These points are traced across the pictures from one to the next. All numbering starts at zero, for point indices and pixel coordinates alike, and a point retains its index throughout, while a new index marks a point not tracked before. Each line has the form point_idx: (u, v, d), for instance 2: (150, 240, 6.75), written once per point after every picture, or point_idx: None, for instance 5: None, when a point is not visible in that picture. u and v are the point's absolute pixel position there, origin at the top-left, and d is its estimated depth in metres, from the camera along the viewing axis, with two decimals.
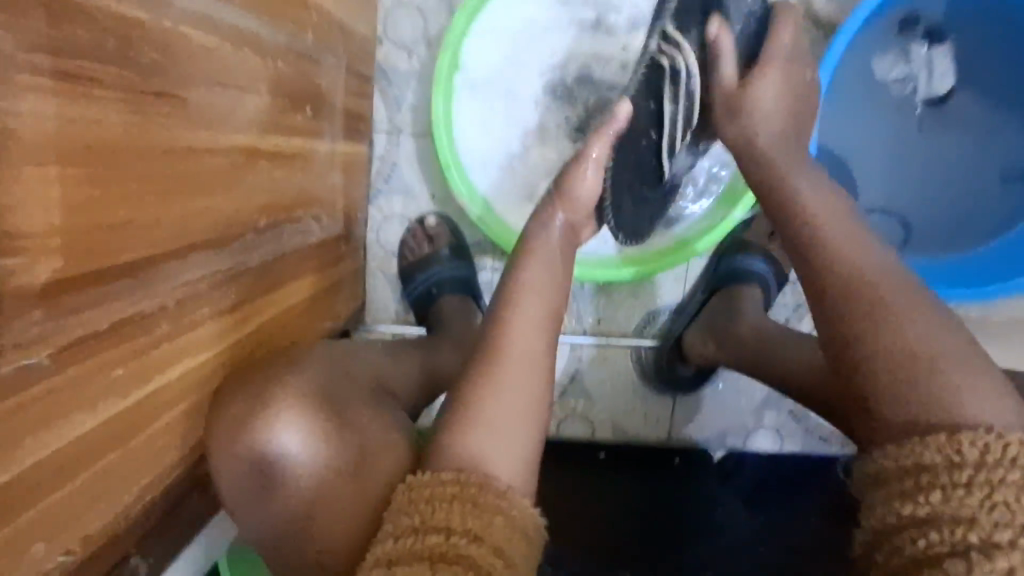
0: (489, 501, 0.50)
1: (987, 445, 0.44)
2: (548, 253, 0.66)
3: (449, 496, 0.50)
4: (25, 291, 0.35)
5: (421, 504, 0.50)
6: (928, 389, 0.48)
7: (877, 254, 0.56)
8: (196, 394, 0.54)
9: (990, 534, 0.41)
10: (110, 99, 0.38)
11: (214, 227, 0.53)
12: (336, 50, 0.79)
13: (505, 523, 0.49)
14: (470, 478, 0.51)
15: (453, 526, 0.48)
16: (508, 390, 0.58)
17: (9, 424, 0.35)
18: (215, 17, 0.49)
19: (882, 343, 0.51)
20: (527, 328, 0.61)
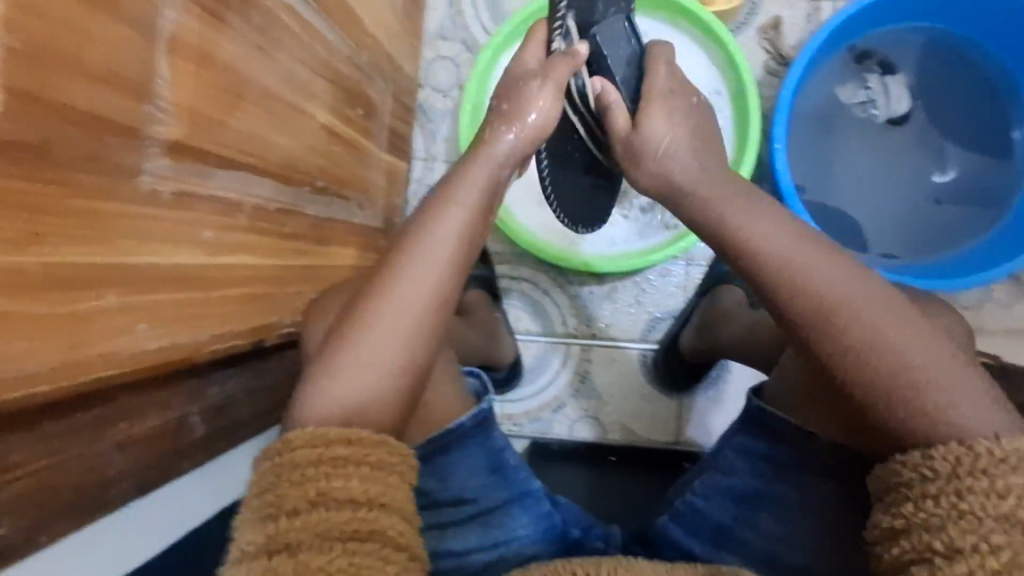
0: (382, 460, 0.52)
1: (958, 459, 0.47)
2: (454, 203, 0.67)
3: (343, 457, 0.51)
4: (165, 141, 0.50)
5: (308, 469, 0.50)
6: (902, 396, 0.52)
7: (809, 252, 0.59)
8: (259, 291, 0.68)
9: (955, 539, 0.45)
10: (228, 34, 0.56)
11: (283, 164, 0.70)
12: (385, 76, 0.99)
13: (402, 479, 0.53)
14: (361, 438, 0.53)
15: (354, 494, 0.49)
16: (416, 339, 0.62)
17: (144, 229, 0.49)
18: (299, 12, 0.68)
19: (847, 357, 0.54)
20: (416, 281, 0.63)
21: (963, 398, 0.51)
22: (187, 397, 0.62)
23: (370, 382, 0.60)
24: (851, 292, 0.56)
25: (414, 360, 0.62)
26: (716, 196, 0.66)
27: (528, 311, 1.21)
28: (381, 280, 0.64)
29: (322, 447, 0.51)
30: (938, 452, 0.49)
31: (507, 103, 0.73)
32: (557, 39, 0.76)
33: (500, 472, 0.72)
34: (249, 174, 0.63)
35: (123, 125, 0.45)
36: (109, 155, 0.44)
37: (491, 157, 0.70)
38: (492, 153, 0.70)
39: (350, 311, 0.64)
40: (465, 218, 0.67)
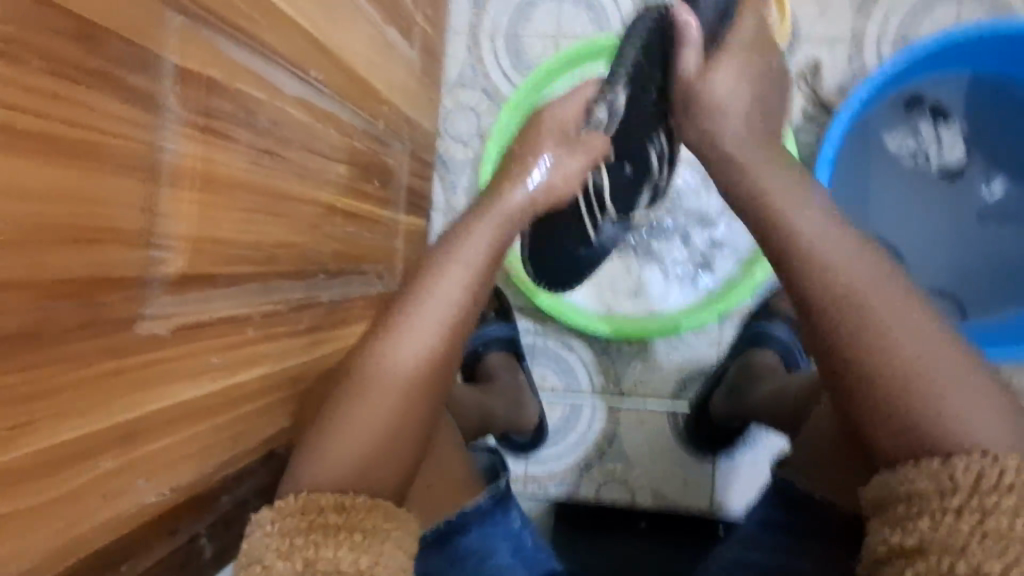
0: (377, 526, 0.51)
1: (979, 472, 0.42)
2: (458, 260, 0.65)
3: (334, 525, 0.49)
4: (166, 277, 0.47)
5: (298, 537, 0.48)
6: (913, 411, 0.48)
7: (861, 272, 0.53)
8: (270, 397, 0.64)
9: (980, 563, 0.39)
10: (232, 148, 0.53)
11: (296, 260, 0.66)
12: (403, 138, 0.95)
13: (396, 548, 0.50)
14: (354, 503, 0.52)
15: (342, 565, 0.47)
16: (413, 402, 0.60)
17: (143, 373, 0.46)
18: (310, 100, 0.65)
19: (866, 375, 0.50)
20: (421, 347, 0.61)
21: (980, 416, 0.46)
22: (200, 514, 0.57)
23: (365, 444, 0.57)
24: (894, 320, 0.51)
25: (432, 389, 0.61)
26: (764, 218, 0.59)
27: (554, 369, 1.16)
28: (384, 337, 0.61)
29: (313, 515, 0.50)
30: (956, 467, 0.43)
31: (529, 159, 0.73)
32: (600, 107, 0.75)
33: (522, 553, 0.69)
34: (258, 282, 0.60)
35: (117, 275, 0.43)
36: (104, 313, 0.42)
37: (498, 210, 0.69)
38: (500, 207, 0.69)
39: (348, 368, 0.62)
40: (467, 276, 0.64)
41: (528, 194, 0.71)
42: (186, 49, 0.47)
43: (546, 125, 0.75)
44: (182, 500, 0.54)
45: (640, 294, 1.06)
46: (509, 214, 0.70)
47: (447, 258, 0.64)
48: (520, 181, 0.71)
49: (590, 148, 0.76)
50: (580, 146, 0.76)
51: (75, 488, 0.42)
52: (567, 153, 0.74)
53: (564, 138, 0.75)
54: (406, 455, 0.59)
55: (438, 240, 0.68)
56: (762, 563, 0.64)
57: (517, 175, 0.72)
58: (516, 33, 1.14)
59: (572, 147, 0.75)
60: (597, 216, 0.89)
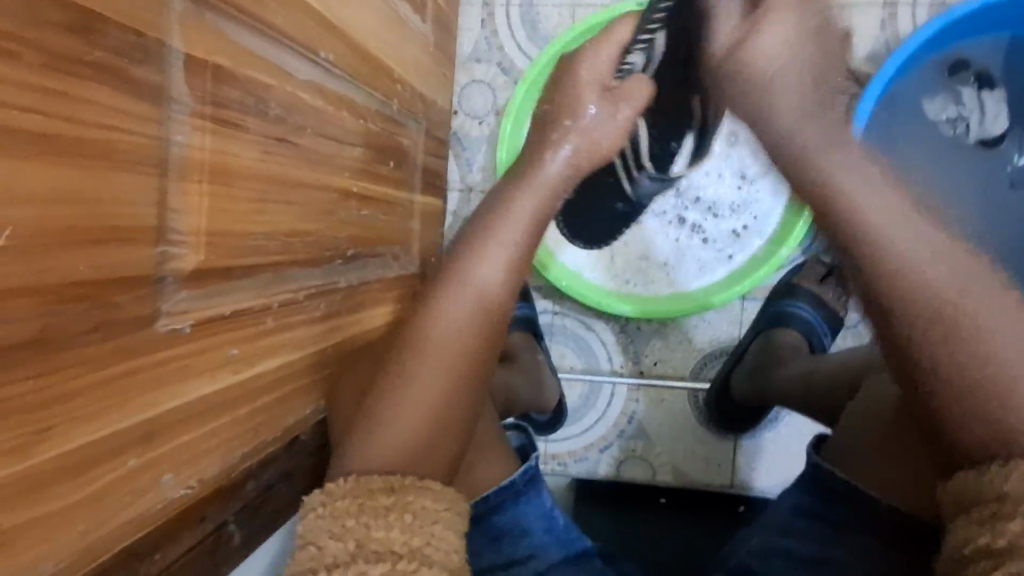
0: (427, 509, 0.48)
1: None
2: (499, 240, 0.62)
3: (383, 507, 0.47)
4: (182, 271, 0.47)
5: (349, 520, 0.47)
6: (976, 394, 0.46)
7: (937, 242, 0.51)
8: (289, 385, 0.64)
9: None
10: (243, 139, 0.52)
11: (312, 247, 0.65)
12: (418, 116, 0.93)
13: (448, 529, 0.48)
14: (403, 484, 0.50)
15: (394, 546, 0.45)
16: (456, 386, 0.57)
17: (165, 368, 0.46)
18: (321, 84, 0.63)
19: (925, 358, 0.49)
20: (465, 311, 0.59)
21: None
22: (225, 501, 0.57)
23: (411, 426, 0.55)
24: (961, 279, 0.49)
25: (475, 374, 0.58)
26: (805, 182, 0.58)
27: (573, 348, 1.15)
28: (422, 318, 0.60)
29: (364, 497, 0.48)
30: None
31: (568, 122, 0.69)
32: (635, 55, 0.83)
33: (555, 532, 0.67)
34: (273, 271, 0.59)
35: (131, 275, 0.42)
36: (121, 312, 0.42)
37: (540, 182, 0.66)
38: (539, 179, 0.66)
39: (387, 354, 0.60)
40: (507, 255, 0.62)
41: (568, 161, 0.68)
42: (191, 37, 0.45)
43: (582, 81, 0.70)
44: (210, 489, 0.54)
45: (663, 269, 1.03)
46: (553, 186, 0.67)
47: (486, 238, 0.62)
48: (558, 150, 0.68)
49: (631, 97, 0.71)
50: (621, 97, 0.71)
51: (101, 486, 0.42)
52: (610, 112, 0.70)
53: (604, 93, 0.71)
54: (451, 439, 0.56)
55: (476, 215, 0.65)
56: (801, 552, 0.62)
57: (554, 142, 0.68)
58: (530, 4, 1.10)
59: (614, 105, 0.70)
60: (631, 167, 0.98)
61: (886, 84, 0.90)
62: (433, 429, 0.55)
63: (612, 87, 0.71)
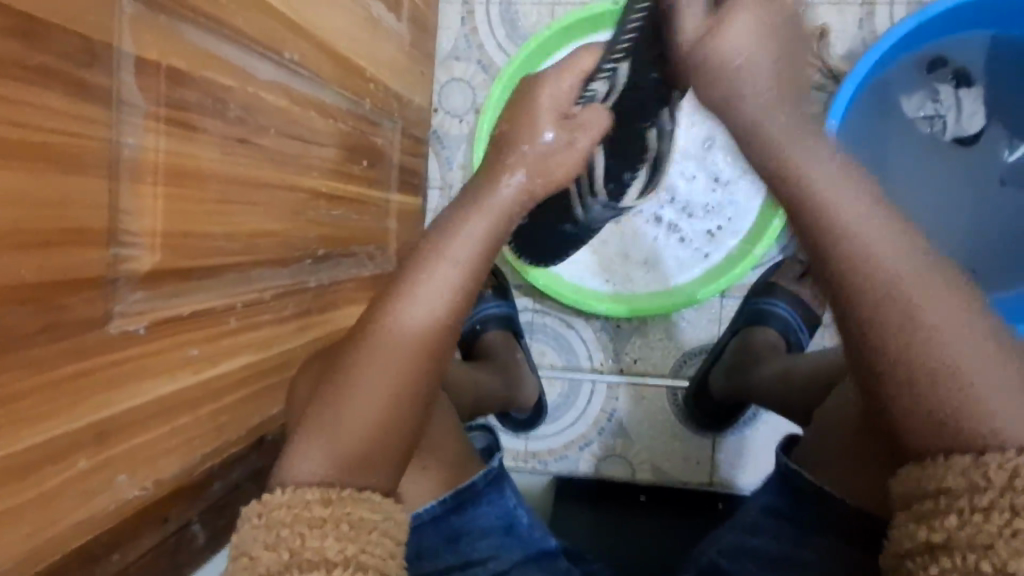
0: (364, 518, 0.50)
1: (1016, 470, 0.39)
2: (447, 255, 0.60)
3: (319, 518, 0.49)
4: (136, 273, 0.47)
5: (283, 530, 0.48)
6: (921, 387, 0.44)
7: (875, 232, 0.49)
8: (256, 384, 0.65)
9: (1008, 561, 0.38)
10: (203, 140, 0.52)
11: (278, 247, 0.66)
12: (393, 115, 0.93)
13: (385, 536, 0.50)
14: (340, 495, 0.51)
15: (328, 554, 0.47)
16: (408, 400, 0.57)
17: (120, 369, 0.46)
18: (286, 84, 0.63)
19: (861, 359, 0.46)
20: (420, 327, 0.58)
21: (1008, 401, 0.43)
22: (189, 502, 0.57)
23: (360, 437, 0.55)
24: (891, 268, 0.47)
25: (423, 388, 0.58)
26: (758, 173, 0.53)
27: (553, 346, 1.16)
28: (372, 325, 0.58)
29: (299, 508, 0.50)
30: (990, 464, 0.40)
31: (524, 146, 0.66)
32: (598, 82, 0.70)
33: (516, 533, 0.67)
34: (235, 272, 0.59)
35: (80, 277, 0.42)
36: (68, 314, 0.42)
37: (493, 204, 0.64)
38: (493, 200, 0.64)
39: (339, 357, 0.59)
40: (457, 266, 0.60)
41: (523, 185, 0.65)
42: (143, 39, 0.45)
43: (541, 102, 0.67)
44: (170, 490, 0.55)
45: (638, 268, 1.03)
46: (507, 206, 0.65)
47: (438, 255, 0.60)
48: (512, 173, 0.65)
49: (590, 126, 0.68)
50: (581, 126, 0.68)
51: (50, 488, 0.42)
52: (565, 141, 0.67)
53: (563, 120, 0.68)
54: (400, 444, 0.56)
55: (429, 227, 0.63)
56: (763, 548, 0.63)
57: (510, 165, 0.66)
58: (510, 2, 1.10)
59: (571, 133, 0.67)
60: (586, 195, 0.87)
61: (861, 81, 0.90)
62: (382, 435, 0.55)
63: (571, 114, 0.68)
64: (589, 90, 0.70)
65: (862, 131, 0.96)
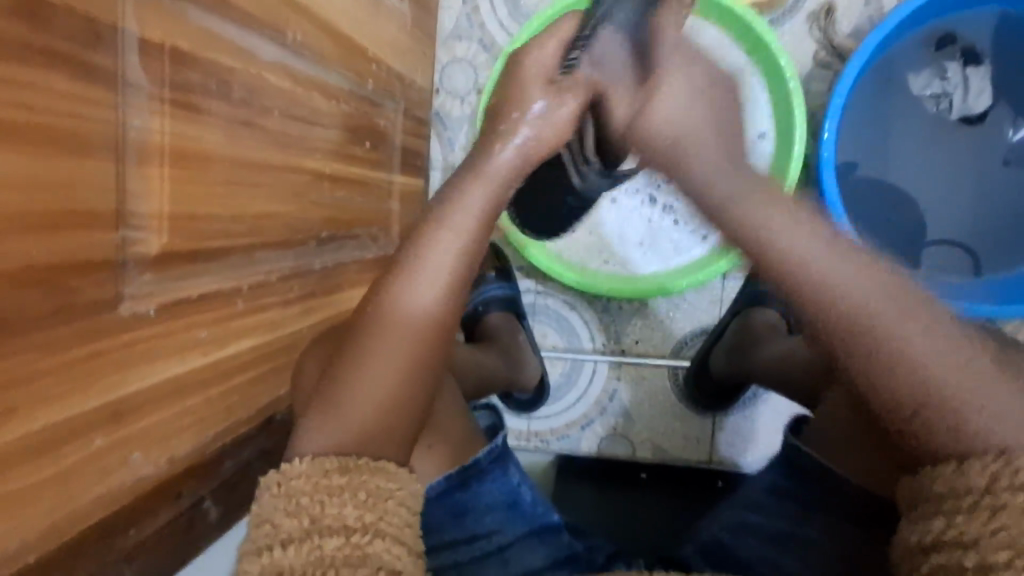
0: (380, 487, 0.51)
1: (996, 474, 0.40)
2: (447, 227, 0.61)
3: (337, 485, 0.50)
4: (144, 255, 0.47)
5: (302, 498, 0.49)
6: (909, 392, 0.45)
7: (859, 240, 0.49)
8: (262, 366, 0.65)
9: (989, 556, 0.38)
10: (207, 122, 0.52)
11: (283, 229, 0.66)
12: (394, 96, 0.93)
13: (401, 505, 0.51)
14: (357, 464, 0.51)
15: (347, 521, 0.48)
16: (411, 374, 0.58)
17: (131, 350, 0.47)
18: (289, 65, 0.63)
19: (851, 341, 0.47)
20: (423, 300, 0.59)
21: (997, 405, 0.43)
22: (201, 480, 0.59)
23: (365, 412, 0.55)
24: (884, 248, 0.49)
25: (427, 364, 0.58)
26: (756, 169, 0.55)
27: (555, 326, 1.17)
28: (378, 301, 0.59)
29: (318, 477, 0.50)
30: (973, 466, 0.41)
31: (515, 114, 0.66)
32: (578, 51, 0.67)
33: (519, 508, 0.69)
34: (241, 253, 0.59)
35: (90, 258, 0.43)
36: (80, 297, 0.42)
37: (491, 176, 0.64)
38: (490, 172, 0.64)
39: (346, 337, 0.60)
40: (459, 244, 0.61)
41: (522, 152, 0.65)
42: (147, 19, 0.45)
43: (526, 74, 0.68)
44: (181, 471, 0.55)
45: (639, 249, 1.03)
46: (506, 177, 0.65)
47: (436, 225, 0.61)
48: (506, 141, 0.65)
49: (579, 87, 0.66)
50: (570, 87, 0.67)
51: (67, 467, 0.43)
52: (556, 105, 0.66)
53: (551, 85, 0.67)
54: (410, 418, 0.57)
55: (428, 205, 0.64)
56: (765, 525, 0.63)
57: (503, 133, 0.66)
58: None
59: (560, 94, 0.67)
60: (579, 160, 0.80)
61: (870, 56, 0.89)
62: (388, 411, 0.56)
63: (557, 80, 0.67)
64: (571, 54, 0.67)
65: (863, 115, 0.96)
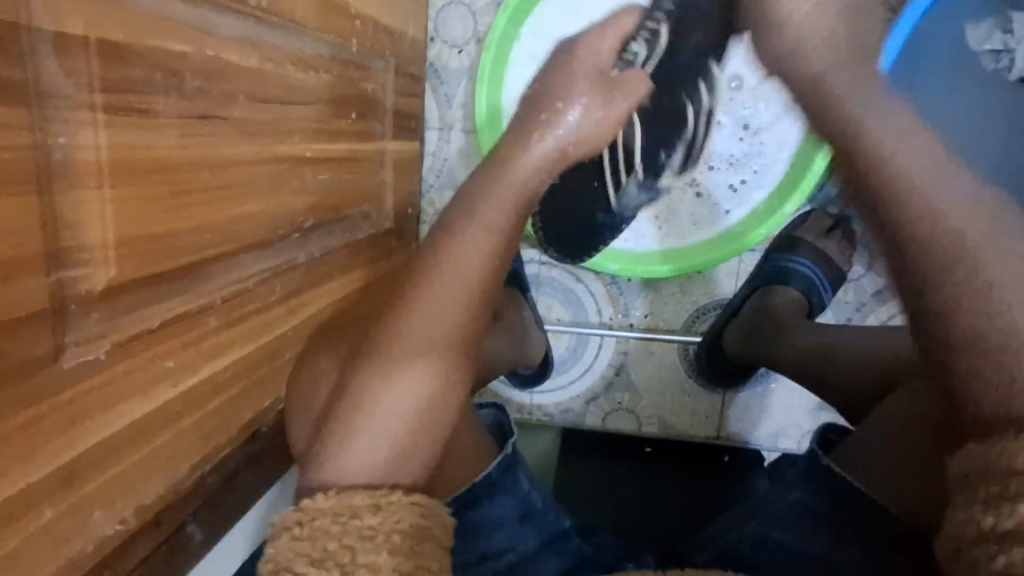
0: (413, 525, 0.50)
1: None
2: (478, 223, 0.59)
3: (370, 526, 0.48)
4: (90, 294, 0.41)
5: (331, 543, 0.47)
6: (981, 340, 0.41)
7: (932, 167, 0.45)
8: (245, 378, 0.60)
9: None
10: (157, 124, 0.44)
11: (261, 226, 0.58)
12: (384, 53, 0.82)
13: (437, 543, 0.51)
14: (390, 500, 0.50)
15: (382, 568, 0.47)
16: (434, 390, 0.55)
17: (83, 404, 0.41)
18: (255, 38, 0.54)
19: (932, 270, 0.43)
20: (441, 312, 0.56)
21: None
22: (183, 507, 0.55)
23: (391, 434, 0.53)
24: (932, 176, 0.45)
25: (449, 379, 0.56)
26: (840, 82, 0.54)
27: (560, 299, 1.11)
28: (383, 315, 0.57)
29: (347, 517, 0.48)
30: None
31: (558, 105, 0.69)
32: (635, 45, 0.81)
33: (531, 520, 0.65)
34: (211, 265, 0.52)
35: (18, 315, 0.36)
36: (11, 360, 0.36)
37: (527, 163, 0.65)
38: (523, 162, 0.65)
39: (355, 336, 0.56)
40: (486, 240, 0.59)
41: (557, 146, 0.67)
42: (62, 9, 0.36)
43: (580, 64, 0.71)
44: (158, 508, 0.51)
45: (654, 224, 0.95)
46: (531, 170, 0.64)
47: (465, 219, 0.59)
48: (544, 135, 0.66)
49: (625, 87, 0.73)
50: (617, 87, 0.73)
51: (21, 541, 0.39)
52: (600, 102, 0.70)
53: (600, 82, 0.72)
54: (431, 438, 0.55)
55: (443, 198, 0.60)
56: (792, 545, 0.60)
57: (544, 124, 0.67)
58: None
59: (607, 94, 0.71)
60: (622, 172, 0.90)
61: None
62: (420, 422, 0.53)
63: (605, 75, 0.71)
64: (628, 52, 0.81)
65: (935, 57, 0.83)
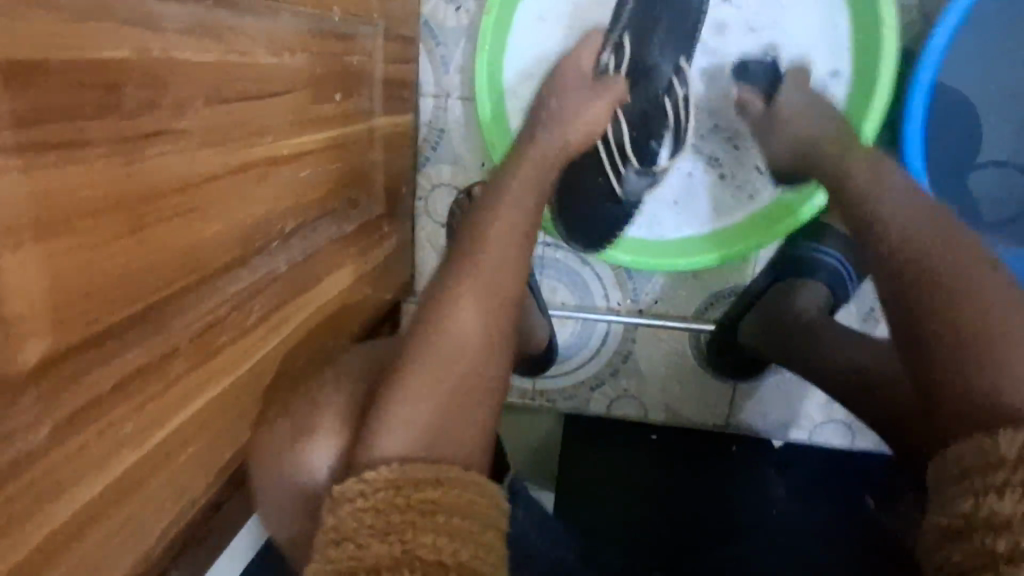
0: (472, 505, 0.44)
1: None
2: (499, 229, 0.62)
3: (430, 500, 0.43)
4: (19, 375, 0.34)
5: (393, 516, 0.42)
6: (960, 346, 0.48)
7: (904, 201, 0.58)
8: (224, 413, 0.53)
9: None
10: (92, 155, 0.35)
11: (234, 245, 0.51)
12: (372, 17, 0.71)
13: (496, 538, 0.44)
14: (451, 475, 0.45)
15: (443, 555, 0.40)
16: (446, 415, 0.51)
17: (22, 501, 0.35)
18: (215, 26, 0.44)
19: (919, 297, 0.52)
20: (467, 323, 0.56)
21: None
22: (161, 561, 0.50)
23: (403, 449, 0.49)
24: (905, 214, 0.57)
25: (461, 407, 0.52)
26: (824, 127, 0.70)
27: (565, 283, 1.04)
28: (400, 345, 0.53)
29: (406, 490, 0.43)
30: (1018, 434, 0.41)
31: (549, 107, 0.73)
32: (607, 53, 0.77)
33: None
34: (176, 302, 0.45)
35: None
36: None
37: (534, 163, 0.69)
38: (529, 163, 0.69)
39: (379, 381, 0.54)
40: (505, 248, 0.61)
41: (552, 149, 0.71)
42: None
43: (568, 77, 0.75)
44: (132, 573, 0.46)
45: (672, 209, 0.87)
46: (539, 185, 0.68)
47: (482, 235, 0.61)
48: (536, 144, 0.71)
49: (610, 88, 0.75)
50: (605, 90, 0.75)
51: None
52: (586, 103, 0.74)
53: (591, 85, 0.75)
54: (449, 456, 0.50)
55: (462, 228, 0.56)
56: None
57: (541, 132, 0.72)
58: None
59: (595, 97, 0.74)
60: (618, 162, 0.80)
61: None
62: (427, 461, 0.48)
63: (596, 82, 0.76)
64: (602, 61, 0.77)
65: (993, 26, 0.71)
